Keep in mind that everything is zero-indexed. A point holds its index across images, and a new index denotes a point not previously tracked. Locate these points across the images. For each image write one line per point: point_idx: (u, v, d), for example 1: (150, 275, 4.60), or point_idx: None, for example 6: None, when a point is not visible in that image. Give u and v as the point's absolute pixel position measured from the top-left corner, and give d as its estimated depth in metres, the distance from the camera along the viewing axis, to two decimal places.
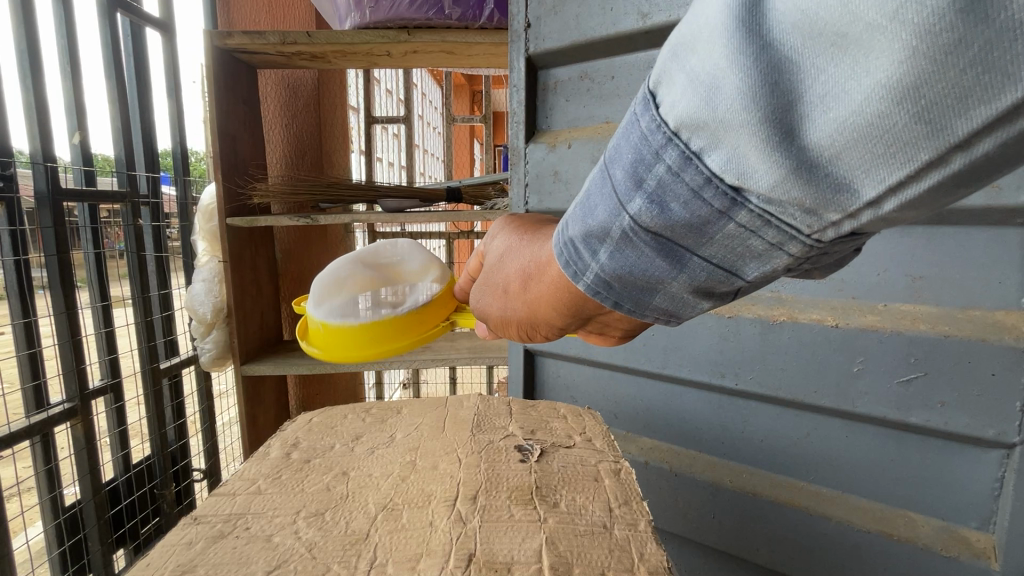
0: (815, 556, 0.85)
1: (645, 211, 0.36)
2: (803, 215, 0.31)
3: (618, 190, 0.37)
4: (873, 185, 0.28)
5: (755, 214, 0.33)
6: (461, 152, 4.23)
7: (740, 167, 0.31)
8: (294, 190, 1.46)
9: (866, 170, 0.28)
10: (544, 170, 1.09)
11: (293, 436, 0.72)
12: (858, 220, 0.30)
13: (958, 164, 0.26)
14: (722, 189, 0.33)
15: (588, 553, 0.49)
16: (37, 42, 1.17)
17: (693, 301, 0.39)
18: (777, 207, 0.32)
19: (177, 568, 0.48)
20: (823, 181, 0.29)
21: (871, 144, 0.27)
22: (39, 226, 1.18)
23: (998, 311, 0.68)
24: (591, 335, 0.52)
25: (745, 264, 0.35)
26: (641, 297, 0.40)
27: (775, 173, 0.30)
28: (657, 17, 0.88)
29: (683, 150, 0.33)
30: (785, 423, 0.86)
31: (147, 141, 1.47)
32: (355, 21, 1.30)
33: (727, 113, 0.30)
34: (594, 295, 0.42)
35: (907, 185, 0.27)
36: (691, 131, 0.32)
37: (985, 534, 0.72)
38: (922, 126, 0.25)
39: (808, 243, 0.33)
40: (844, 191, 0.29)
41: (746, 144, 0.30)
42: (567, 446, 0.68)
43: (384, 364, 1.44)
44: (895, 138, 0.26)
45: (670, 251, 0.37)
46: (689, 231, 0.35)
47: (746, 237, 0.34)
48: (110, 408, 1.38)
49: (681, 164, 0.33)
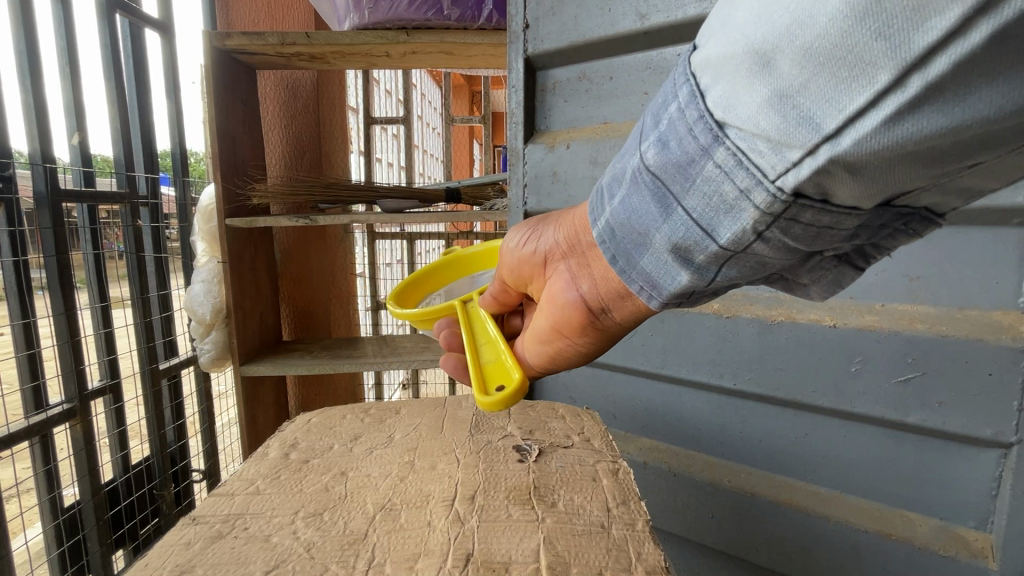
0: (814, 556, 0.85)
1: (651, 150, 0.41)
2: (770, 153, 0.35)
3: (643, 133, 0.43)
4: (833, 116, 0.31)
5: (731, 151, 0.37)
6: (461, 152, 4.22)
7: (728, 99, 0.36)
8: (294, 191, 1.46)
9: (827, 99, 0.31)
10: (543, 171, 1.09)
11: (292, 436, 0.72)
12: (817, 158, 0.32)
13: (913, 87, 0.28)
14: (711, 125, 0.37)
15: (586, 553, 0.49)
16: (36, 43, 1.17)
17: (675, 257, 0.43)
18: (750, 144, 0.35)
19: (176, 569, 0.48)
20: (789, 112, 0.32)
21: (830, 70, 0.30)
22: (38, 227, 1.18)
23: (995, 311, 0.69)
24: None
25: (720, 217, 0.39)
26: (634, 250, 0.45)
27: (751, 103, 0.34)
28: (655, 18, 0.89)
29: (693, 89, 0.38)
30: (784, 423, 0.86)
31: (146, 141, 1.47)
32: (355, 22, 1.30)
33: (725, 48, 0.35)
34: (601, 243, 0.47)
35: (863, 116, 0.30)
36: (704, 70, 0.37)
37: (983, 534, 0.72)
38: (880, 44, 0.28)
39: (772, 191, 0.36)
40: (807, 124, 0.32)
41: (734, 75, 0.35)
42: (566, 446, 0.68)
43: (384, 365, 1.44)
44: (853, 61, 0.29)
45: (663, 195, 0.41)
46: (679, 171, 0.40)
47: (723, 179, 0.38)
48: (109, 409, 1.38)
49: (689, 101, 0.39)
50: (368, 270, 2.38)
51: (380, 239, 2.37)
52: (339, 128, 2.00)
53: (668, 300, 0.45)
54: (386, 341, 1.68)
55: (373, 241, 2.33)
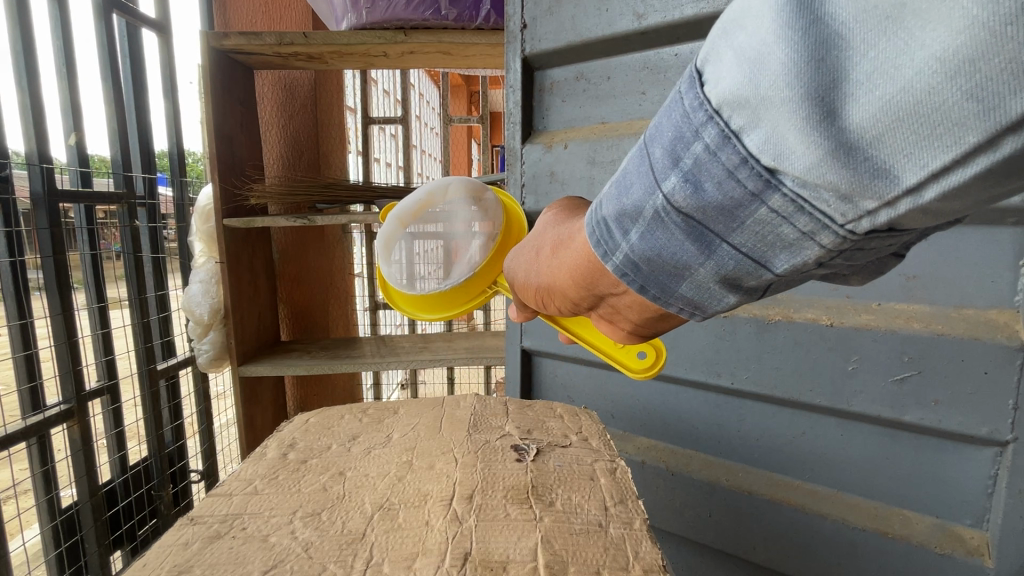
0: (811, 554, 0.85)
1: (678, 191, 0.36)
2: (838, 202, 0.31)
3: (656, 170, 0.37)
4: (915, 171, 0.28)
5: (788, 197, 0.33)
6: (460, 152, 4.22)
7: (778, 147, 0.31)
8: (292, 191, 1.46)
9: (908, 152, 0.28)
10: (541, 171, 1.09)
11: (290, 436, 0.72)
12: (896, 209, 0.30)
13: (1008, 147, 0.25)
14: (758, 171, 0.33)
15: (584, 551, 0.49)
16: (33, 44, 1.17)
17: (720, 290, 0.40)
18: (812, 192, 0.32)
19: (173, 568, 0.48)
20: (861, 164, 0.29)
21: (915, 125, 0.27)
22: (35, 228, 1.18)
23: (990, 309, 0.69)
24: (601, 322, 0.52)
25: (775, 253, 0.36)
26: (668, 282, 0.41)
27: (813, 154, 0.30)
28: (652, 18, 0.89)
29: (723, 128, 0.33)
30: (781, 422, 0.86)
31: (144, 142, 1.47)
32: (353, 22, 1.29)
33: (770, 91, 0.30)
34: (620, 276, 0.43)
35: (949, 171, 0.27)
36: (734, 110, 0.33)
37: (979, 531, 0.72)
38: (970, 106, 0.25)
39: (840, 234, 0.33)
40: (883, 176, 0.29)
41: (786, 122, 0.30)
42: (564, 445, 0.68)
43: (381, 365, 1.44)
44: (941, 119, 0.26)
45: (702, 235, 0.37)
46: (721, 214, 0.36)
47: (780, 223, 0.34)
48: (107, 410, 1.38)
49: (719, 143, 0.34)
50: (366, 270, 2.38)
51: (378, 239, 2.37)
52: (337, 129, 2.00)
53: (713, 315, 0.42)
54: (384, 341, 1.68)
55: (371, 241, 2.33)
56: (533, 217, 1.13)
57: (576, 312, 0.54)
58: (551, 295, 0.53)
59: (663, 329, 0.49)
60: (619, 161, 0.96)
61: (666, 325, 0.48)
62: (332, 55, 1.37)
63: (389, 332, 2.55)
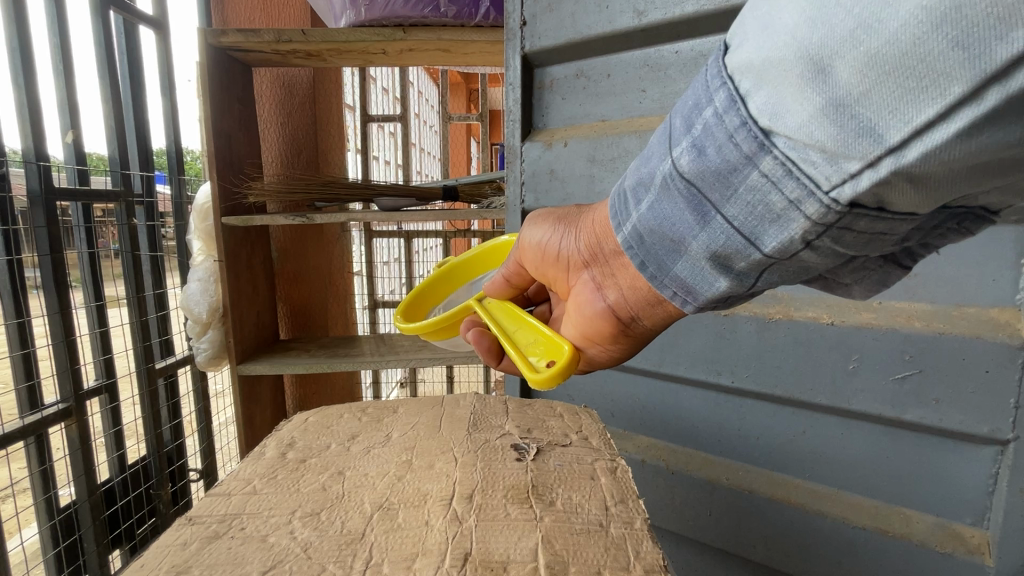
0: (811, 553, 0.85)
1: (685, 157, 0.42)
2: (825, 164, 0.35)
3: (672, 137, 0.43)
4: (897, 128, 0.31)
5: (779, 161, 0.37)
6: (459, 150, 4.20)
7: (774, 108, 0.36)
8: (290, 190, 1.46)
9: (891, 110, 0.31)
10: (540, 169, 1.08)
11: (289, 436, 0.71)
12: (878, 170, 0.33)
13: (992, 100, 0.28)
14: (755, 133, 0.38)
15: (584, 552, 0.49)
16: (30, 41, 1.16)
17: (712, 266, 0.44)
18: (800, 154, 0.36)
19: (172, 569, 0.48)
20: (847, 122, 0.33)
21: (898, 80, 0.30)
22: (32, 226, 1.17)
23: (992, 308, 0.69)
24: (586, 287, 0.54)
25: (765, 225, 0.40)
26: (665, 259, 0.46)
27: (804, 112, 0.34)
28: (653, 16, 0.88)
29: (731, 93, 0.39)
30: (782, 421, 0.86)
31: (141, 139, 1.46)
32: (350, 18, 1.30)
33: (771, 54, 0.35)
34: (626, 249, 0.48)
35: (933, 128, 0.30)
36: (743, 75, 0.38)
37: (980, 530, 0.72)
38: (958, 54, 0.28)
39: (825, 202, 0.36)
40: (868, 135, 0.33)
41: (782, 82, 0.35)
42: (564, 444, 0.68)
43: (380, 364, 1.44)
44: (925, 71, 0.29)
45: (700, 203, 0.42)
46: (718, 179, 0.40)
47: (770, 188, 0.38)
48: (105, 409, 1.37)
49: (726, 106, 0.39)
50: (366, 269, 2.37)
51: (377, 238, 2.36)
52: (336, 127, 1.99)
53: (703, 306, 0.47)
54: (384, 340, 1.67)
55: (370, 239, 2.32)
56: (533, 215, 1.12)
57: (568, 272, 0.56)
58: (560, 243, 0.56)
59: (639, 312, 0.52)
60: (619, 159, 0.96)
61: (647, 309, 0.51)
62: (330, 52, 1.37)
63: (388, 331, 2.54)
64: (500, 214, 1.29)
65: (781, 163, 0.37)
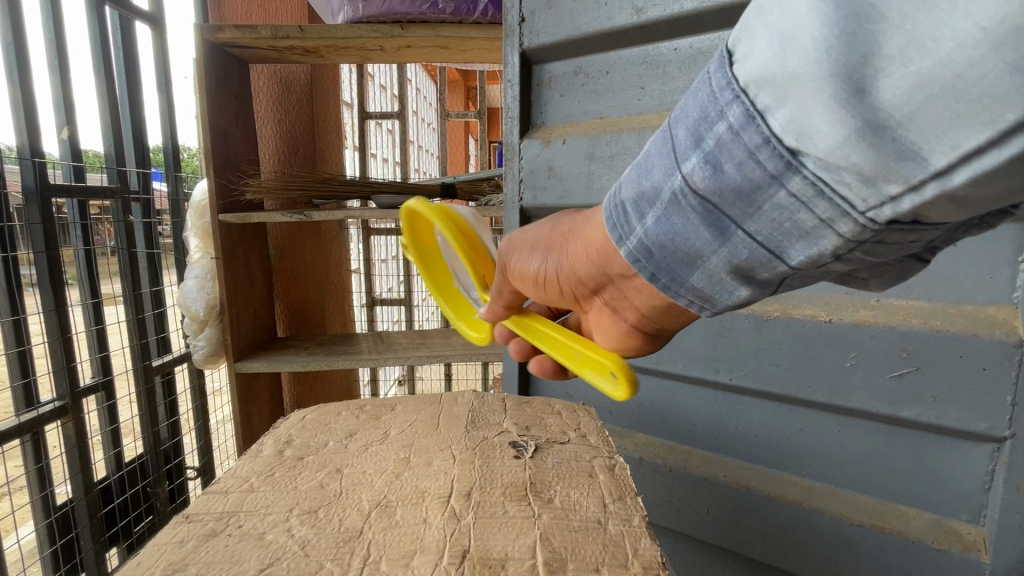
0: (808, 550, 0.85)
1: (698, 173, 0.38)
2: (861, 186, 0.33)
3: (679, 151, 0.39)
4: (943, 151, 0.30)
5: (809, 181, 0.35)
6: (456, 147, 4.19)
7: (803, 127, 0.33)
8: (288, 187, 1.45)
9: (939, 133, 0.29)
10: (539, 166, 1.08)
11: (286, 433, 0.71)
12: (922, 192, 0.31)
13: None
14: (781, 152, 0.35)
15: (582, 549, 0.49)
16: (24, 36, 1.15)
17: (731, 282, 0.41)
18: (833, 174, 0.33)
19: (168, 567, 0.47)
20: (887, 144, 0.31)
21: (947, 101, 0.28)
22: (27, 223, 1.17)
23: (989, 306, 0.69)
24: (604, 312, 0.53)
25: (791, 242, 0.37)
26: (679, 272, 0.43)
27: (841, 133, 0.32)
28: (651, 12, 0.88)
29: (747, 107, 0.35)
30: (780, 419, 0.86)
31: (137, 136, 1.45)
32: (349, 15, 1.28)
33: (796, 68, 0.32)
34: (632, 262, 0.44)
35: (982, 153, 0.29)
36: (759, 89, 0.34)
37: (976, 527, 0.72)
38: (1017, 78, 0.26)
39: (861, 221, 0.34)
40: (909, 157, 0.31)
41: (811, 99, 0.32)
42: (562, 442, 0.68)
43: (378, 362, 1.44)
44: (978, 95, 0.27)
45: (716, 220, 0.39)
46: (738, 197, 0.37)
47: (798, 208, 0.36)
48: (101, 407, 1.37)
49: (743, 123, 0.35)
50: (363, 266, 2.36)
51: (375, 235, 2.35)
52: (333, 125, 1.96)
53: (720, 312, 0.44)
54: (382, 338, 1.67)
55: (368, 237, 2.31)
56: (531, 213, 1.12)
57: (577, 296, 0.53)
58: (556, 275, 0.52)
59: (664, 325, 0.50)
60: (617, 156, 0.95)
61: (670, 320, 0.50)
62: (328, 49, 1.36)
63: (386, 329, 2.54)
64: (497, 212, 1.28)
65: (812, 182, 0.34)
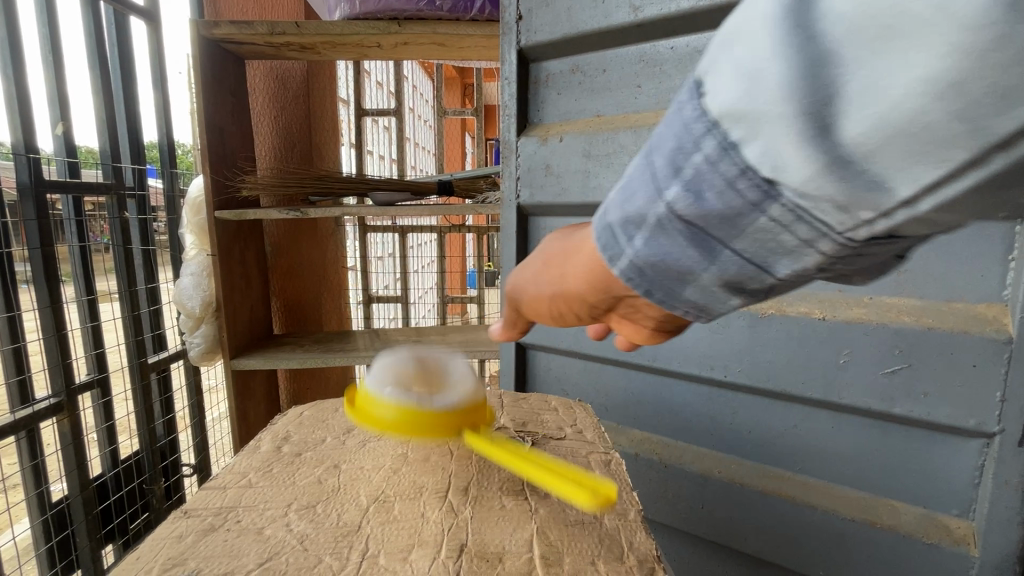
0: (800, 544, 0.86)
1: (681, 201, 0.34)
2: (835, 212, 0.30)
3: (657, 177, 0.35)
4: (906, 183, 0.28)
5: (788, 208, 0.31)
6: (454, 145, 4.18)
7: (778, 158, 0.30)
8: (284, 184, 1.45)
9: (901, 168, 0.27)
10: (536, 164, 1.08)
11: (284, 430, 0.72)
12: (892, 219, 0.29)
13: (996, 164, 0.26)
14: (758, 182, 0.31)
15: (579, 542, 0.49)
16: (18, 31, 1.14)
17: (723, 296, 0.37)
18: (812, 204, 0.31)
19: (168, 562, 0.48)
20: (855, 177, 0.29)
21: (906, 143, 0.26)
22: (22, 219, 1.16)
23: (980, 304, 0.70)
24: (624, 321, 0.46)
25: (775, 259, 0.34)
26: (674, 288, 0.38)
27: (811, 166, 0.29)
28: (648, 11, 0.88)
29: (722, 140, 0.31)
30: (773, 415, 0.87)
31: (132, 132, 1.44)
32: (344, 12, 1.29)
33: (768, 101, 0.29)
34: (626, 283, 0.39)
35: (943, 185, 0.27)
36: (734, 122, 0.31)
37: (965, 521, 0.74)
38: (959, 126, 0.25)
39: (838, 241, 0.32)
40: (878, 188, 0.28)
41: (785, 134, 0.29)
42: (558, 438, 0.68)
43: (375, 359, 1.44)
44: (928, 140, 0.26)
45: (702, 242, 0.35)
46: (723, 223, 0.34)
47: (779, 232, 0.33)
48: (97, 403, 1.36)
49: (718, 156, 0.32)
50: (360, 263, 2.36)
51: (372, 232, 2.35)
52: (329, 120, 1.99)
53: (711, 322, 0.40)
54: (379, 335, 1.67)
55: (364, 234, 2.31)
56: (528, 210, 1.12)
57: (595, 316, 0.46)
58: (566, 305, 0.45)
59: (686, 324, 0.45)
60: (614, 155, 0.96)
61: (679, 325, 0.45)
62: (324, 45, 1.36)
63: (383, 326, 2.54)
64: (494, 210, 1.29)
65: (787, 211, 0.31)
